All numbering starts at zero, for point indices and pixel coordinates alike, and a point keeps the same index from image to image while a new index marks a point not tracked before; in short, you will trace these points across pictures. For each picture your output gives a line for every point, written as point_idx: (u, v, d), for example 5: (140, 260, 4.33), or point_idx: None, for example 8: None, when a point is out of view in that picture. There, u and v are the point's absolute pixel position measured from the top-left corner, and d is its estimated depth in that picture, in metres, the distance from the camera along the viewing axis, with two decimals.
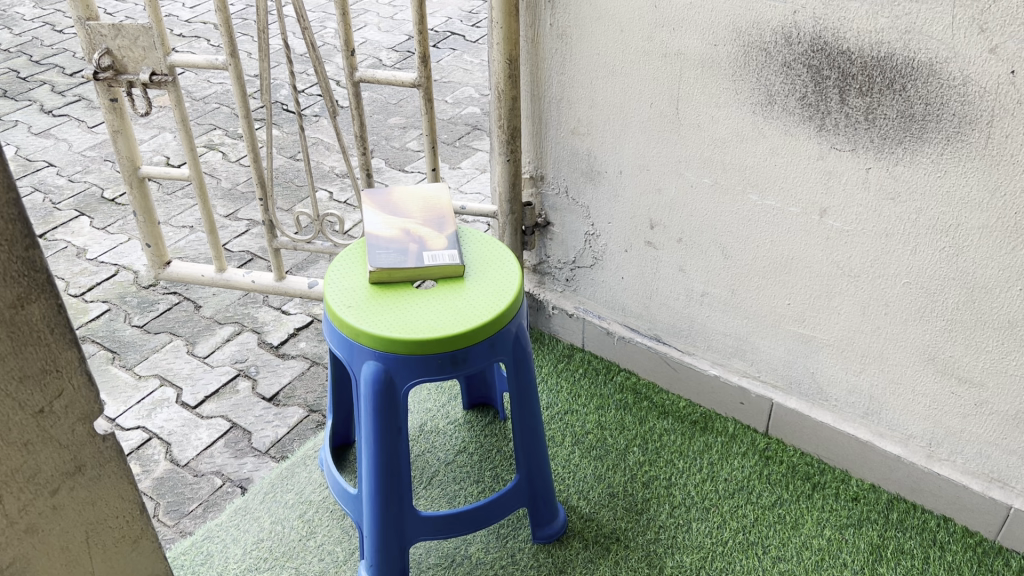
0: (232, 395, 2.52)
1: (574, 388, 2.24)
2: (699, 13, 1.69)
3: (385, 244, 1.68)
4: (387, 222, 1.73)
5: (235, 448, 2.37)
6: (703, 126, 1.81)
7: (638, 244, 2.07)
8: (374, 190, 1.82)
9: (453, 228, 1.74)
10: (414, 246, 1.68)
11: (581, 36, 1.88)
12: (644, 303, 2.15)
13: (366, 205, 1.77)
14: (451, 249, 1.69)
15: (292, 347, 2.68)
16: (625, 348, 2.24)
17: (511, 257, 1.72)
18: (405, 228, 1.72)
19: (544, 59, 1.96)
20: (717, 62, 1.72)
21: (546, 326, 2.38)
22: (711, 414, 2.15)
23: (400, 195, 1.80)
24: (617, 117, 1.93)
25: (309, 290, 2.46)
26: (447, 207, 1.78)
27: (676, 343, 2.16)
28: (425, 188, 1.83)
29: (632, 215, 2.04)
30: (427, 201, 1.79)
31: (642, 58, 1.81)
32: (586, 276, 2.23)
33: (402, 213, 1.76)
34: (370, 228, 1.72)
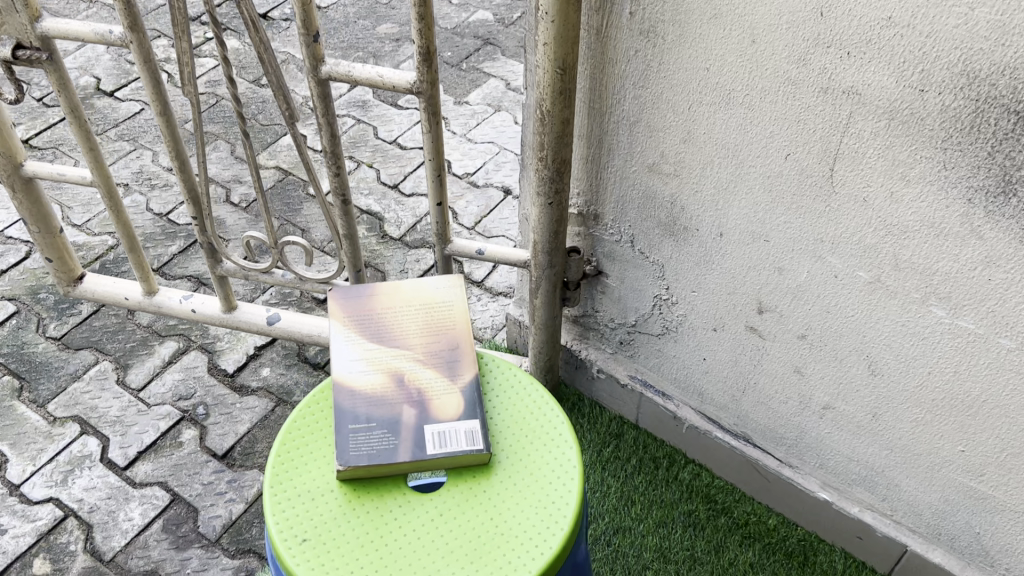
0: (174, 451, 1.94)
1: (626, 489, 1.66)
2: (903, 36, 0.98)
3: (361, 412, 1.05)
4: (366, 362, 1.09)
5: (177, 536, 1.81)
6: (874, 202, 1.13)
7: (735, 326, 1.43)
8: (349, 289, 1.17)
9: (471, 372, 1.10)
10: (407, 414, 1.05)
11: (678, 38, 1.17)
12: (732, 396, 1.54)
13: (336, 322, 1.13)
14: (467, 418, 1.05)
15: (252, 376, 2.08)
16: (698, 441, 1.65)
17: (560, 420, 1.09)
18: (396, 376, 1.08)
19: (613, 62, 1.26)
20: (920, 116, 1.03)
21: (587, 389, 1.77)
22: (811, 542, 1.59)
23: (389, 302, 1.15)
24: (725, 161, 1.24)
25: (268, 328, 1.82)
26: (460, 329, 1.13)
27: (773, 449, 1.56)
28: (425, 287, 1.17)
29: (730, 290, 1.39)
30: (431, 317, 1.14)
31: (783, 89, 1.12)
32: (650, 344, 1.60)
33: (391, 340, 1.11)
34: (340, 375, 1.08)
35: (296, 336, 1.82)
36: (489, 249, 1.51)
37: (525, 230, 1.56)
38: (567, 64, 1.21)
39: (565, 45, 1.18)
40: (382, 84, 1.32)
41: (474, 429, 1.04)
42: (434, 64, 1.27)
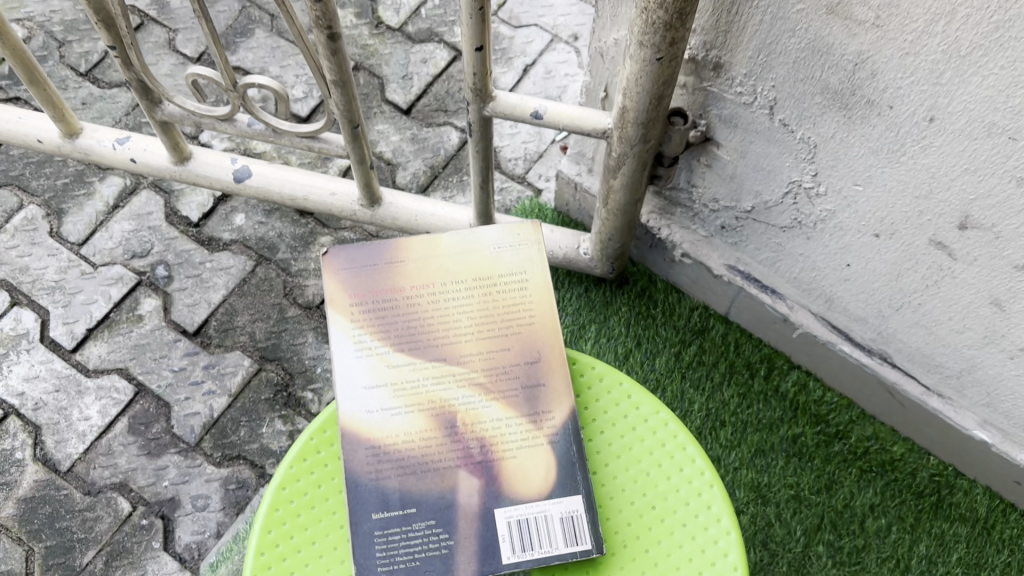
0: (133, 328, 1.55)
1: (713, 406, 1.30)
2: None
3: (399, 483, 0.80)
4: (398, 390, 0.84)
5: (147, 440, 1.47)
6: None
7: (911, 236, 0.99)
8: (358, 262, 0.90)
9: (555, 400, 0.84)
10: (467, 480, 0.80)
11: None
12: (879, 310, 1.13)
13: (348, 320, 0.87)
14: (558, 492, 0.80)
15: (222, 225, 1.63)
16: (811, 349, 1.26)
17: (711, 484, 0.82)
18: (444, 413, 0.83)
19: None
20: None
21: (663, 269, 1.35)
22: (947, 477, 1.26)
23: (421, 278, 0.89)
24: (979, 13, 0.74)
25: (236, 184, 1.35)
26: (526, 321, 0.88)
27: (919, 373, 1.18)
28: (471, 249, 0.91)
29: (922, 190, 0.93)
30: (483, 303, 0.89)
31: None
32: (767, 235, 1.15)
33: (431, 349, 0.86)
34: (362, 419, 0.82)
35: (273, 197, 1.36)
36: (548, 109, 1.03)
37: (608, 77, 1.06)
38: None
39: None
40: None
41: (576, 512, 0.79)
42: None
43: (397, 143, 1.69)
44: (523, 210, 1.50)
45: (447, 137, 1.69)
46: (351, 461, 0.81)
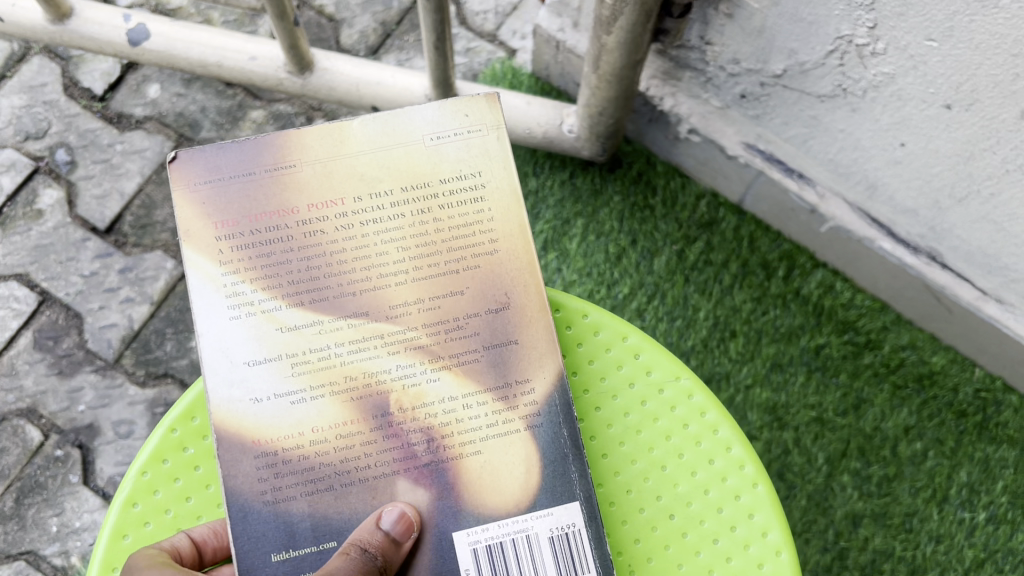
0: (32, 226, 1.30)
1: (722, 313, 1.10)
2: None
3: (311, 498, 0.61)
4: (301, 363, 0.63)
5: (57, 357, 1.26)
6: None
7: (997, 108, 0.76)
8: (224, 176, 0.65)
9: (529, 363, 0.64)
10: (411, 486, 0.62)
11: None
12: (935, 200, 0.90)
13: (217, 264, 0.63)
14: (544, 501, 0.62)
15: (133, 98, 1.36)
16: (842, 245, 1.05)
17: (754, 482, 0.66)
18: (367, 391, 0.63)
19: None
20: None
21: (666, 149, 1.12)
22: (995, 391, 1.07)
23: (319, 193, 0.65)
24: None
25: (132, 48, 1.08)
26: (478, 250, 0.65)
27: (976, 276, 0.96)
28: (392, 143, 0.66)
29: None
30: (415, 225, 0.65)
31: None
32: (800, 106, 0.92)
33: (344, 295, 0.64)
34: (250, 413, 0.62)
35: (180, 64, 1.09)
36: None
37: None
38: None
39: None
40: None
41: (572, 530, 0.62)
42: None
43: None
44: (494, 75, 1.24)
45: None
46: (236, 477, 0.61)
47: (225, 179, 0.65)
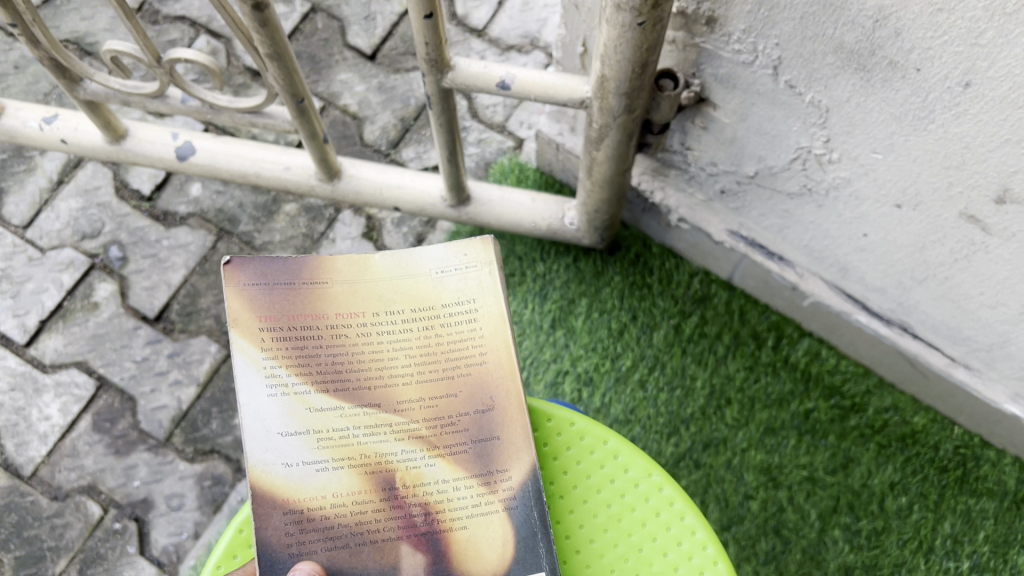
0: (89, 317, 1.43)
1: (718, 382, 1.20)
2: None
3: (330, 553, 0.69)
4: (325, 439, 0.71)
5: (114, 437, 1.38)
6: None
7: (938, 208, 0.86)
8: (271, 282, 0.75)
9: (507, 457, 0.73)
10: (410, 549, 0.69)
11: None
12: (899, 281, 1.01)
13: (259, 350, 0.73)
14: (517, 569, 0.70)
15: (177, 197, 1.50)
16: (824, 318, 1.15)
17: (716, 560, 0.75)
18: (378, 472, 0.71)
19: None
20: None
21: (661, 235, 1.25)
22: (973, 448, 1.16)
23: (346, 309, 0.75)
24: None
25: (181, 162, 1.22)
26: (470, 363, 0.75)
27: (946, 345, 1.06)
28: (401, 276, 0.76)
29: (954, 159, 0.79)
30: (420, 341, 0.75)
31: None
32: (774, 201, 1.03)
33: (361, 396, 0.73)
34: (282, 475, 0.70)
35: (223, 174, 1.23)
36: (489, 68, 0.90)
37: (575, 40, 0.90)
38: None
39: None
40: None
41: None
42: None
43: (363, 94, 1.53)
44: (502, 171, 1.36)
45: (416, 84, 1.53)
46: (266, 528, 0.68)
47: (271, 284, 0.75)
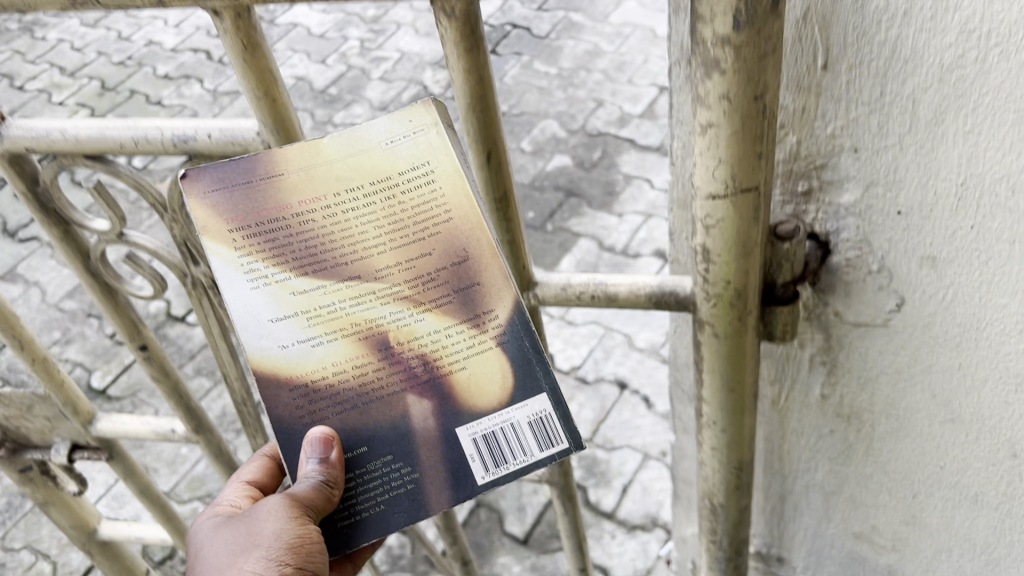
0: None
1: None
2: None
3: (341, 417, 1.18)
4: (314, 315, 1.16)
5: None
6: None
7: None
8: (226, 183, 1.14)
9: (492, 298, 1.17)
10: (417, 398, 1.17)
11: (967, 174, 1.01)
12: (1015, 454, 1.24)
13: (234, 249, 1.15)
14: (521, 399, 1.18)
15: None
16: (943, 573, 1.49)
17: None
18: (361, 327, 1.17)
19: (882, 132, 1.06)
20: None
21: (813, 459, 1.53)
22: None
23: (297, 188, 1.14)
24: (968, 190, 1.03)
25: None
26: (426, 215, 1.16)
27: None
28: (354, 147, 1.14)
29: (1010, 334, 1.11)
30: (389, 209, 1.15)
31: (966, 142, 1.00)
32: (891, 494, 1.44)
33: (327, 273, 1.16)
34: (282, 355, 1.16)
35: None
36: (575, 279, 1.30)
37: (702, 432, 1.37)
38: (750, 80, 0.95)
39: (716, 182, 1.03)
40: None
41: (544, 413, 1.18)
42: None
43: None
44: None
45: None
46: (281, 405, 1.18)
47: (231, 189, 1.14)
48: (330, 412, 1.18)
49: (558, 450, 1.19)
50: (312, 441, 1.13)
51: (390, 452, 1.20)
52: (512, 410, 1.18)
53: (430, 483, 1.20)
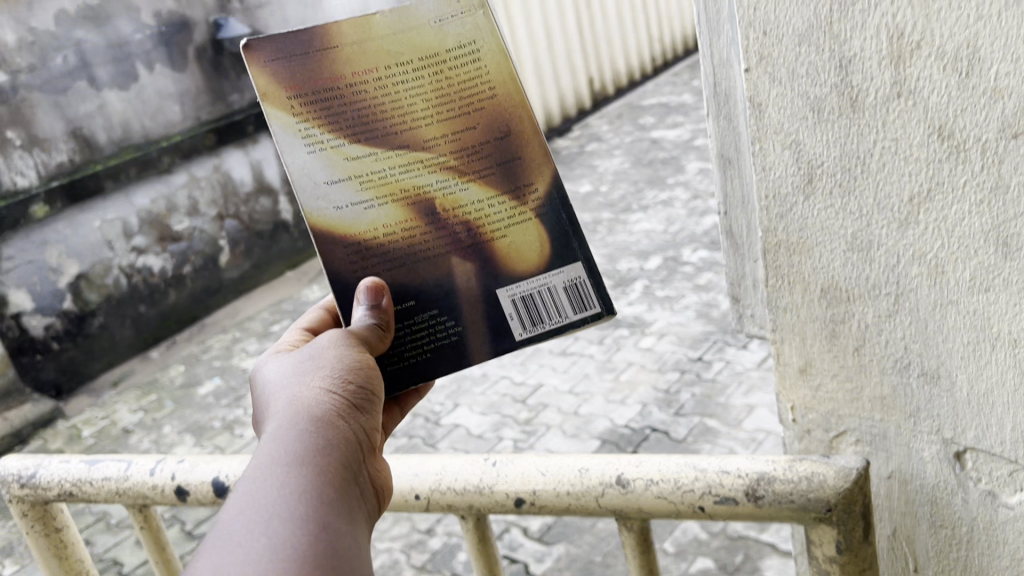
0: None
1: None
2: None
3: (388, 270, 1.31)
4: (367, 180, 1.29)
5: None
6: None
7: None
8: (283, 53, 1.25)
9: (529, 173, 1.31)
10: (461, 258, 1.32)
11: (974, 390, 1.32)
12: None
13: (294, 116, 1.27)
14: (557, 265, 1.33)
15: None
16: None
17: None
18: (410, 192, 1.29)
19: (942, 555, 1.50)
20: None
21: None
22: None
23: (352, 61, 1.26)
24: None
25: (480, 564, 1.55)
26: (471, 91, 1.28)
27: None
28: (404, 23, 1.26)
29: None
30: (438, 83, 1.27)
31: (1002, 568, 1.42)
32: None
33: (379, 141, 1.28)
34: (337, 214, 1.29)
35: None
36: None
37: None
38: (833, 519, 1.29)
39: None
40: (670, 485, 1.35)
41: (580, 279, 1.34)
42: (762, 502, 1.30)
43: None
44: None
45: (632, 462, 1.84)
46: (337, 259, 1.30)
47: (292, 59, 1.25)
48: (380, 269, 1.32)
49: (591, 313, 1.34)
50: (364, 289, 1.28)
51: (436, 306, 1.34)
52: (551, 275, 1.33)
53: (471, 336, 1.35)
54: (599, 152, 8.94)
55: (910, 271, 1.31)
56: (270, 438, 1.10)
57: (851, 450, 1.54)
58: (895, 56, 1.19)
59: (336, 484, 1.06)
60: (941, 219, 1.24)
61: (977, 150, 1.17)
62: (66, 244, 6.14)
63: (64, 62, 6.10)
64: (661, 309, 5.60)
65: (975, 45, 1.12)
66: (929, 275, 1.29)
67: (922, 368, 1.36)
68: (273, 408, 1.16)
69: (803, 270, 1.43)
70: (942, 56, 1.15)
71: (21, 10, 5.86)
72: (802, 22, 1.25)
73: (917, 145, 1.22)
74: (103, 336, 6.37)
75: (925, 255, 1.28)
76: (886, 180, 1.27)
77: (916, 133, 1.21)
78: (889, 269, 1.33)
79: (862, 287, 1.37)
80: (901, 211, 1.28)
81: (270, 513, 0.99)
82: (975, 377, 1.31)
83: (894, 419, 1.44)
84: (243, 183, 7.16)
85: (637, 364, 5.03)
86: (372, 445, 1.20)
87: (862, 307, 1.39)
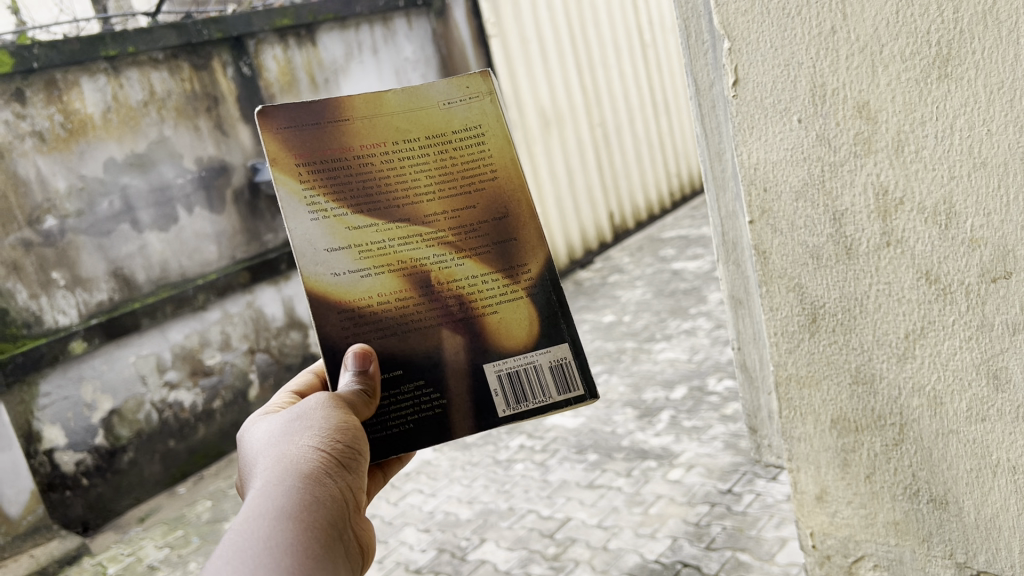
0: None
1: None
2: (979, 449, 2.04)
3: (373, 330, 1.74)
4: (365, 250, 1.74)
5: None
6: (1000, 531, 2.08)
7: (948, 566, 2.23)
8: (299, 123, 1.73)
9: (523, 253, 1.75)
10: (452, 330, 1.76)
11: (977, 514, 2.10)
12: None
13: (300, 183, 1.73)
14: (546, 346, 1.77)
15: None
16: None
17: None
18: (406, 264, 1.74)
19: (930, 530, 2.22)
20: (986, 449, 2.03)
21: None
22: None
23: (362, 135, 1.74)
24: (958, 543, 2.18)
25: None
26: (468, 169, 1.75)
27: None
28: (418, 105, 1.75)
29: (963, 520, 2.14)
30: (443, 163, 1.75)
31: (907, 511, 2.24)
32: None
33: (381, 212, 1.74)
34: (333, 280, 1.73)
35: None
36: None
37: None
38: None
39: None
40: None
41: (566, 361, 1.77)
42: None
43: None
44: None
45: None
46: (328, 319, 1.73)
47: (310, 129, 1.73)
48: (370, 334, 1.75)
49: (576, 396, 1.78)
50: (353, 355, 1.69)
51: (421, 377, 1.77)
52: (536, 354, 1.77)
53: (455, 410, 1.78)
54: (621, 283, 9.21)
55: (913, 402, 2.11)
56: (260, 496, 1.34)
57: (867, 571, 2.42)
58: (881, 212, 2.01)
59: (326, 517, 1.33)
60: (933, 351, 2.04)
61: (961, 294, 1.95)
62: (101, 380, 6.28)
63: (109, 207, 6.40)
64: (689, 441, 5.38)
65: (949, 203, 1.90)
66: (928, 405, 2.09)
67: (931, 496, 2.17)
68: (264, 475, 1.41)
69: (809, 400, 2.33)
70: (923, 210, 1.94)
71: (73, 160, 6.22)
72: (799, 181, 2.11)
73: (908, 287, 2.02)
74: (133, 468, 6.48)
75: (923, 386, 2.08)
76: (881, 320, 2.10)
77: (909, 279, 2.01)
78: (892, 400, 2.15)
79: (866, 419, 2.22)
80: (900, 346, 2.08)
81: (269, 552, 1.21)
82: (979, 502, 2.09)
83: (908, 543, 2.28)
84: (274, 319, 7.41)
85: (666, 497, 4.75)
86: (356, 500, 1.48)
87: (869, 438, 2.24)
